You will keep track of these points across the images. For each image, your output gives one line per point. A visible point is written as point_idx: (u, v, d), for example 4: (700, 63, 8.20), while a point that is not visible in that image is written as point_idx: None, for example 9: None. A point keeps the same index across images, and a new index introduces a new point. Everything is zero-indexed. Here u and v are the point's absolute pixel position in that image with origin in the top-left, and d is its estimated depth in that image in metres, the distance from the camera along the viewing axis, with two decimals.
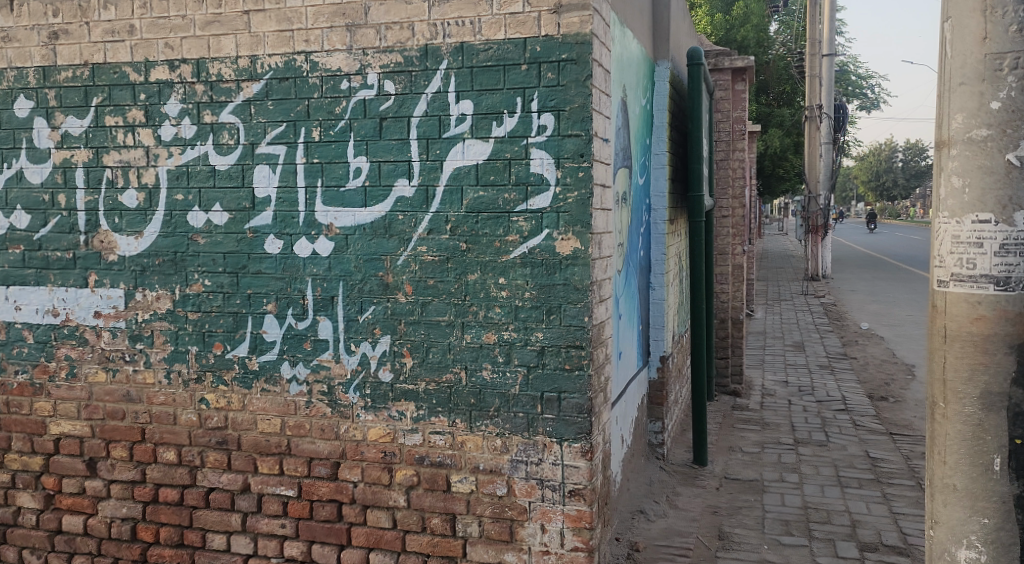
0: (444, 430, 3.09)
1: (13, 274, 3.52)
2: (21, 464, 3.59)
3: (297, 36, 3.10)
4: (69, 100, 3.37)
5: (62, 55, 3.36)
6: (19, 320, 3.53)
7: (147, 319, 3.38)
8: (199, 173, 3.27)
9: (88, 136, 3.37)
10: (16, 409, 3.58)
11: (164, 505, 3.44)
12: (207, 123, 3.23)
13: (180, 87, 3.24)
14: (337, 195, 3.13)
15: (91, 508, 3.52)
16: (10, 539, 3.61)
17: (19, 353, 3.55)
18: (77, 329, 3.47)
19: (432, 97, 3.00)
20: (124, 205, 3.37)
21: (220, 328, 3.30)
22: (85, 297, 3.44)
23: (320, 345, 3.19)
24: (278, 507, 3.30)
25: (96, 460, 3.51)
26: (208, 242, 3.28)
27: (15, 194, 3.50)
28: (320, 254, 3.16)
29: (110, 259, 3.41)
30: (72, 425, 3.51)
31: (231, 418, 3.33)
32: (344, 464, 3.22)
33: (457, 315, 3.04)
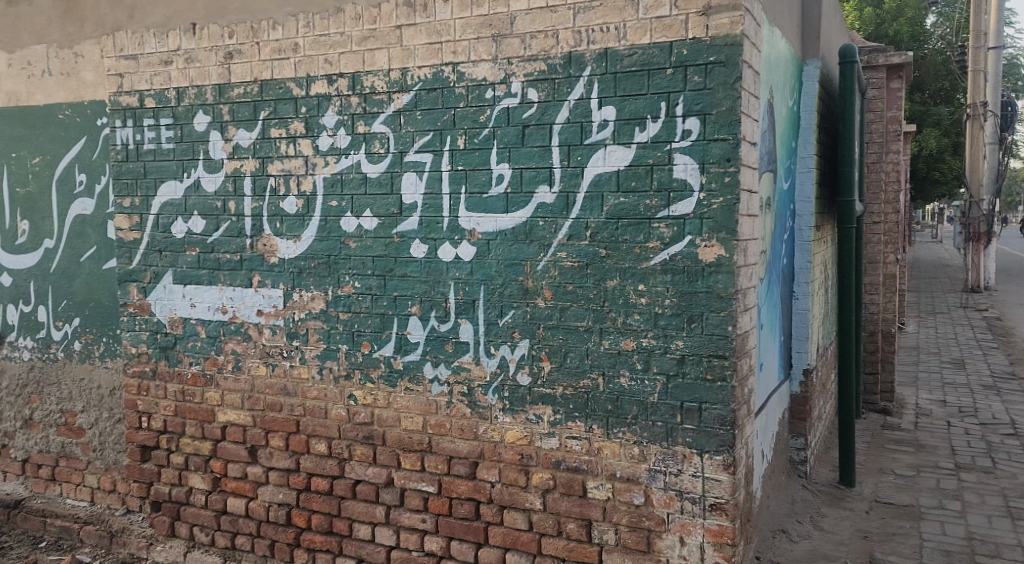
0: (581, 436, 3.10)
1: (189, 275, 3.85)
2: (193, 448, 3.92)
3: (445, 48, 3.21)
4: (240, 115, 3.65)
5: (236, 73, 3.64)
6: (193, 316, 3.86)
7: (302, 317, 3.61)
8: (351, 181, 3.45)
9: (255, 147, 3.64)
10: (190, 397, 3.90)
11: (315, 494, 3.64)
12: (361, 133, 3.41)
13: (337, 100, 3.44)
14: (480, 202, 3.21)
15: (252, 492, 3.79)
16: (183, 516, 3.95)
17: (193, 347, 3.87)
18: (243, 326, 3.74)
19: (575, 104, 3.02)
20: (285, 211, 3.60)
21: (368, 328, 3.47)
22: (250, 296, 3.71)
23: (461, 347, 3.29)
24: (419, 502, 3.42)
25: (257, 448, 3.77)
26: (359, 246, 3.45)
27: (193, 201, 3.82)
28: (463, 259, 3.26)
29: (272, 261, 3.66)
30: (237, 414, 3.79)
31: (377, 415, 3.48)
32: (482, 464, 3.29)
33: (596, 321, 3.04)
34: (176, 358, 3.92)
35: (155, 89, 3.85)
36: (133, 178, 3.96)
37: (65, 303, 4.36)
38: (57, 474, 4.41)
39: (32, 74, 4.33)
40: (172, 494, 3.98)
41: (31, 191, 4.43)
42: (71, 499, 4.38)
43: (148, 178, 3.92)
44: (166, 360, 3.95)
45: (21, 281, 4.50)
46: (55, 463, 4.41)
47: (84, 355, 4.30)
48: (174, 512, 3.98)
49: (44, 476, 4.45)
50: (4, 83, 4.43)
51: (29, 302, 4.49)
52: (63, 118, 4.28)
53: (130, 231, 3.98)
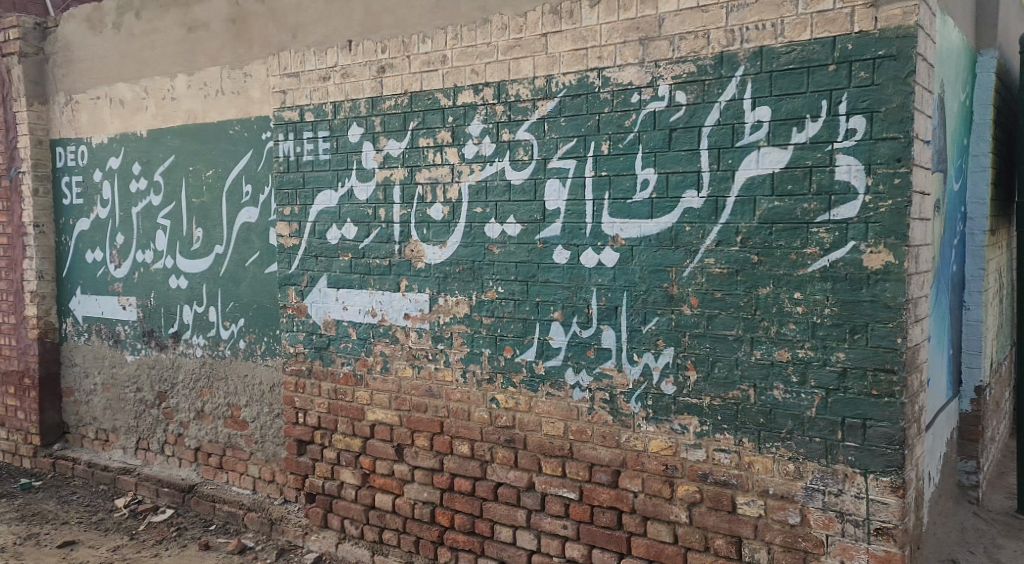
0: (730, 449, 3.00)
1: (342, 279, 4.04)
2: (344, 444, 4.11)
3: (591, 53, 3.20)
4: (391, 126, 3.80)
5: (388, 86, 3.80)
6: (345, 318, 4.05)
7: (447, 321, 3.70)
8: (496, 188, 3.51)
9: (405, 157, 3.78)
10: (342, 396, 4.10)
11: (458, 494, 3.73)
12: (505, 141, 3.46)
13: (483, 109, 3.51)
14: (624, 207, 3.17)
15: (398, 489, 3.93)
16: (335, 509, 4.16)
17: (345, 348, 4.06)
18: (391, 329, 3.89)
19: (726, 105, 2.93)
20: (432, 218, 3.71)
21: (510, 333, 3.51)
22: (397, 300, 3.86)
23: (604, 354, 3.26)
24: (560, 508, 3.42)
25: (403, 446, 3.90)
26: (503, 252, 3.50)
27: (347, 209, 4.02)
28: (606, 265, 3.23)
29: (419, 266, 3.78)
30: (384, 413, 3.94)
31: (519, 419, 3.52)
32: (624, 473, 3.25)
33: (746, 330, 2.93)
34: (330, 358, 4.13)
35: (314, 104, 4.09)
36: (294, 188, 4.21)
37: (232, 304, 4.71)
38: (224, 463, 4.77)
39: (207, 93, 4.70)
40: (325, 487, 4.19)
41: (205, 201, 4.82)
42: (236, 486, 4.72)
43: (307, 188, 4.16)
44: (321, 359, 4.16)
45: (195, 283, 4.89)
46: (223, 452, 4.76)
47: (248, 353, 4.63)
48: (327, 505, 4.20)
49: (213, 463, 4.83)
50: (182, 103, 4.83)
51: (201, 303, 4.87)
52: (234, 133, 4.62)
53: (290, 237, 4.24)
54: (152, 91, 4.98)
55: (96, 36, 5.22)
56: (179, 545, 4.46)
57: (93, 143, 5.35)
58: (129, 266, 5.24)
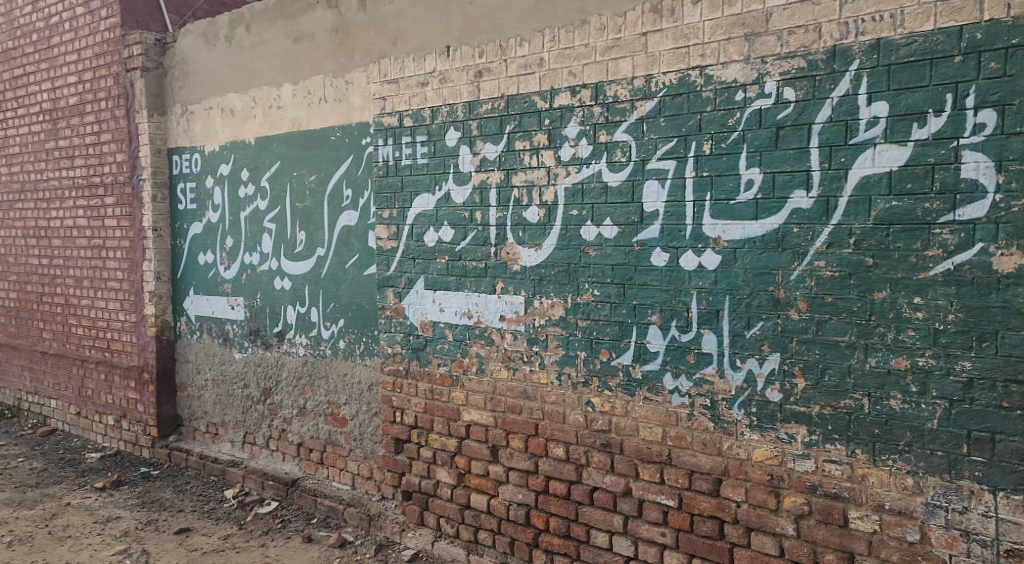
0: (841, 460, 2.88)
1: (439, 281, 4.11)
2: (440, 444, 4.17)
3: (693, 51, 3.14)
4: (488, 129, 3.84)
5: (485, 90, 3.83)
6: (442, 319, 4.11)
7: (543, 323, 3.70)
8: (592, 190, 3.48)
9: (501, 160, 3.80)
10: (438, 396, 4.16)
11: (553, 497, 3.71)
12: (603, 142, 3.43)
13: (580, 111, 3.49)
14: (727, 208, 3.09)
15: (493, 490, 3.95)
16: (432, 507, 4.22)
17: (442, 349, 4.12)
18: (486, 330, 3.92)
19: (839, 101, 2.81)
20: (527, 220, 3.72)
21: (607, 336, 3.47)
22: (493, 302, 3.88)
23: (704, 359, 3.19)
24: (659, 515, 3.36)
25: (498, 447, 3.92)
26: (599, 254, 3.47)
27: (444, 212, 4.07)
28: (707, 268, 3.16)
29: (514, 269, 3.79)
30: (480, 414, 3.98)
31: (615, 423, 3.48)
32: (726, 482, 3.16)
33: (859, 336, 2.81)
34: (427, 358, 4.19)
35: (413, 109, 4.17)
36: (392, 192, 4.30)
37: (333, 305, 4.85)
38: (324, 459, 4.92)
39: (311, 102, 4.87)
40: (422, 486, 4.26)
41: (308, 206, 4.99)
42: (336, 482, 4.86)
43: (405, 191, 4.24)
44: (417, 360, 4.24)
45: (298, 284, 5.07)
46: (324, 448, 4.92)
47: (347, 353, 4.77)
48: (423, 503, 4.27)
49: (314, 459, 4.99)
50: (288, 111, 5.02)
51: (303, 304, 5.04)
52: (335, 139, 4.77)
53: (389, 240, 4.33)
54: (260, 101, 5.20)
55: (210, 49, 5.49)
56: (284, 536, 4.62)
57: (205, 151, 5.62)
58: (237, 267, 5.48)
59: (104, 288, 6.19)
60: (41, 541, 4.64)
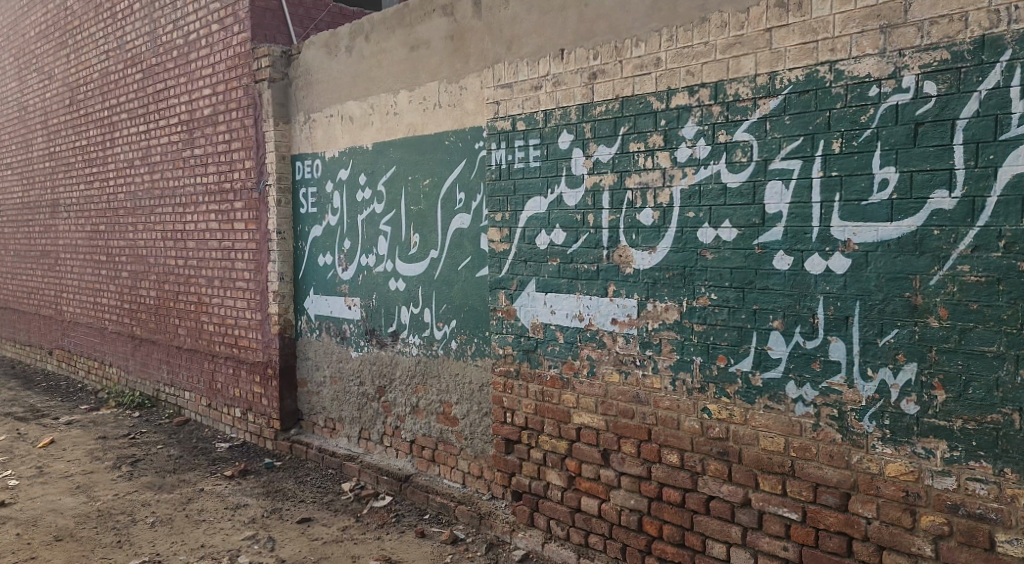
0: (986, 479, 2.71)
1: (551, 283, 4.11)
2: (550, 446, 4.17)
3: (822, 46, 3.02)
4: (601, 131, 3.82)
5: (600, 92, 3.82)
6: (553, 322, 4.11)
7: (656, 327, 3.64)
8: (710, 192, 3.40)
9: (614, 162, 3.77)
10: (548, 398, 4.16)
11: (667, 504, 3.65)
12: (722, 142, 3.34)
13: (698, 110, 3.42)
14: (857, 210, 2.96)
15: (605, 494, 3.92)
16: (542, 508, 4.23)
17: (553, 351, 4.12)
18: (598, 333, 3.89)
19: (987, 94, 2.66)
20: (642, 223, 3.67)
21: (724, 341, 3.39)
22: (605, 305, 3.85)
23: (831, 367, 3.06)
24: (780, 528, 3.25)
25: (609, 452, 3.89)
26: (716, 257, 3.39)
27: (556, 215, 4.07)
28: (835, 272, 3.03)
29: (627, 271, 3.75)
30: (591, 417, 3.96)
31: (733, 431, 3.38)
32: (855, 497, 3.02)
33: (1009, 346, 2.66)
34: (537, 360, 4.21)
35: (526, 113, 4.20)
36: (505, 195, 4.34)
37: (445, 306, 4.95)
38: (436, 456, 5.02)
39: (426, 108, 4.98)
40: (532, 487, 4.28)
41: (422, 209, 5.11)
42: (447, 479, 4.95)
43: (518, 195, 4.27)
44: (528, 361, 4.26)
45: (412, 286, 5.20)
46: (435, 446, 5.01)
47: (459, 353, 4.85)
48: (534, 504, 4.28)
49: (426, 456, 5.10)
50: (405, 117, 5.16)
51: (417, 304, 5.17)
52: (449, 144, 4.86)
53: (501, 243, 4.37)
54: (378, 108, 5.36)
55: (331, 59, 5.71)
56: (398, 530, 4.74)
57: (326, 157, 5.86)
58: (354, 269, 5.68)
59: (232, 287, 6.54)
60: (179, 523, 4.95)
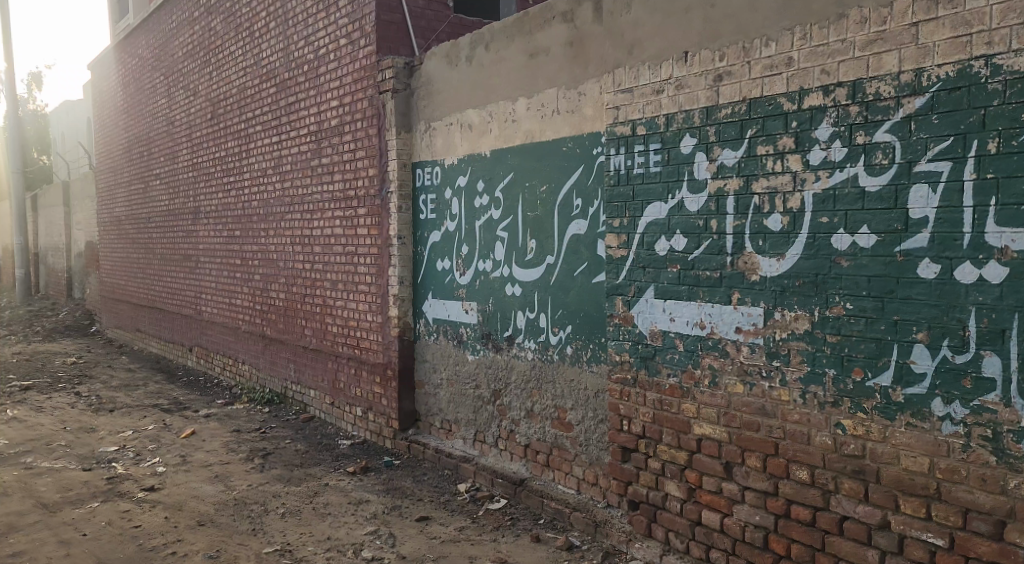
0: None
1: (670, 290, 4.03)
2: (670, 455, 4.09)
3: (976, 40, 2.85)
4: (727, 135, 3.71)
5: (725, 94, 3.71)
6: (673, 329, 4.03)
7: (785, 337, 3.50)
8: (846, 196, 3.25)
9: (740, 166, 3.65)
10: (668, 407, 4.08)
11: (795, 522, 3.50)
12: (860, 144, 3.19)
13: (833, 111, 3.27)
14: (1017, 215, 2.79)
15: (727, 508, 3.80)
16: (660, 519, 4.15)
17: (672, 359, 4.04)
18: (720, 342, 3.78)
19: None
20: (769, 228, 3.54)
21: (861, 354, 3.23)
22: (729, 313, 3.74)
23: (984, 384, 2.88)
24: (923, 554, 3.06)
25: (732, 465, 3.77)
26: (853, 265, 3.24)
27: (676, 221, 4.00)
28: (990, 281, 2.86)
29: (753, 279, 3.63)
30: (713, 428, 3.84)
31: (870, 448, 3.21)
32: (1011, 525, 2.83)
33: None
34: (656, 369, 4.13)
35: (647, 118, 4.14)
36: (623, 200, 4.29)
37: (561, 312, 4.95)
38: (551, 461, 5.01)
39: (544, 114, 4.99)
40: (650, 497, 4.20)
41: (539, 215, 5.13)
42: (562, 485, 4.93)
43: (637, 200, 4.21)
44: (646, 369, 4.19)
45: (528, 291, 5.22)
46: (550, 451, 5.01)
47: (574, 359, 4.83)
48: (651, 514, 4.21)
49: (541, 461, 5.10)
50: (522, 124, 5.19)
51: (533, 310, 5.19)
52: (567, 150, 4.86)
53: (619, 249, 4.32)
54: (496, 116, 5.43)
55: (452, 69, 5.83)
56: (514, 533, 4.76)
57: (446, 164, 5.97)
58: (472, 274, 5.76)
59: (355, 290, 6.78)
60: (307, 515, 5.17)
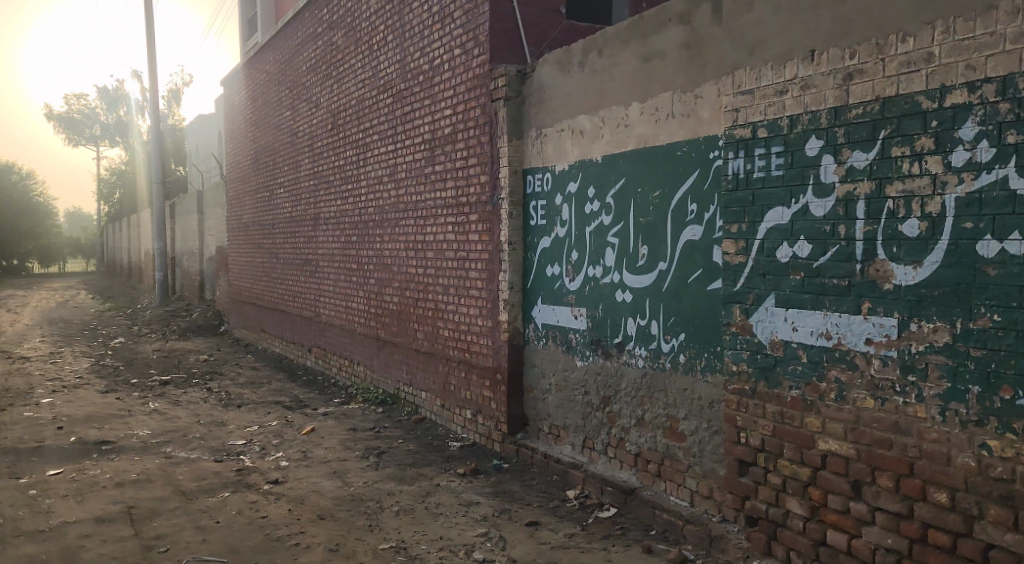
0: None
1: (793, 298, 3.87)
2: (791, 471, 3.92)
3: None
4: (857, 136, 3.54)
5: (856, 93, 3.56)
6: (795, 339, 3.87)
7: (922, 350, 3.32)
8: (994, 200, 3.08)
9: (872, 168, 3.48)
10: (789, 420, 3.92)
11: (933, 548, 3.30)
12: (1010, 143, 3.03)
13: (979, 109, 3.11)
14: None
15: (855, 530, 3.61)
16: (780, 537, 3.99)
17: (794, 371, 3.88)
18: (848, 354, 3.61)
19: None
20: (904, 234, 3.37)
21: (1010, 369, 3.05)
22: (858, 324, 3.56)
23: None
24: None
25: (861, 483, 3.58)
26: (1000, 274, 3.07)
27: (800, 226, 3.84)
28: None
29: (886, 288, 3.45)
30: (839, 444, 3.66)
31: (1020, 473, 3.04)
32: None
33: None
34: (776, 380, 3.98)
35: (769, 120, 4.00)
36: (742, 205, 4.16)
37: (674, 319, 4.85)
38: (662, 472, 4.91)
39: (658, 118, 4.91)
40: (769, 513, 4.05)
41: (652, 220, 5.04)
42: (674, 496, 4.82)
43: (756, 205, 4.07)
44: (766, 381, 4.04)
45: (640, 297, 5.14)
46: (662, 461, 4.91)
47: (688, 367, 4.71)
48: (770, 531, 4.05)
49: (652, 470, 5.00)
50: (636, 128, 5.12)
51: (645, 316, 5.10)
52: (681, 154, 4.75)
53: (737, 255, 4.19)
54: (609, 120, 5.38)
55: (564, 75, 5.81)
56: (624, 543, 4.68)
57: (557, 170, 5.96)
58: (582, 279, 5.73)
59: (466, 294, 6.87)
60: (420, 514, 5.27)
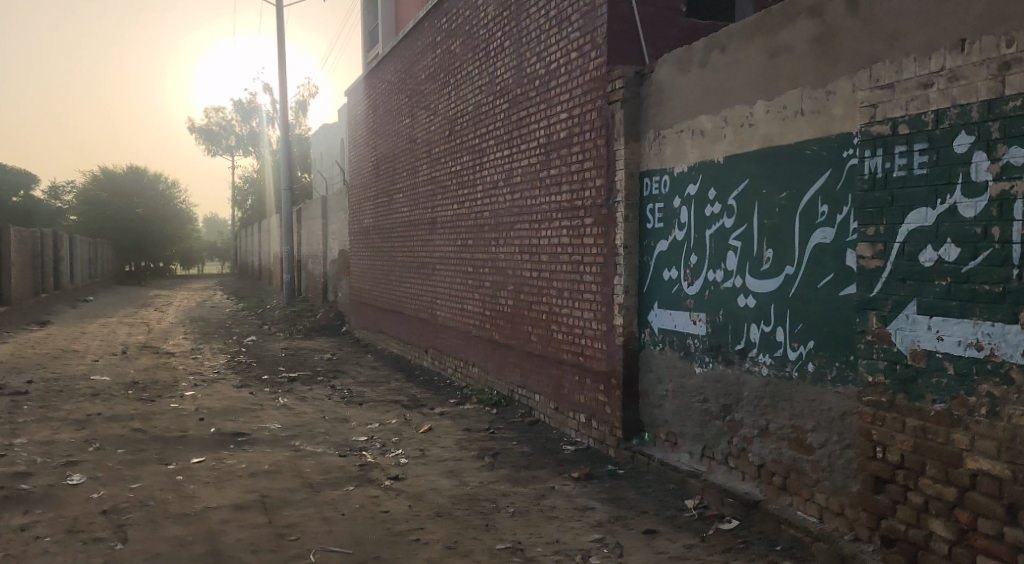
0: None
1: (938, 306, 3.63)
2: (934, 491, 3.66)
3: None
4: (1015, 130, 3.32)
5: (1012, 84, 3.33)
6: (939, 349, 3.62)
7: None
8: None
9: None
10: (932, 436, 3.66)
11: None
12: None
13: None
14: None
15: (1010, 557, 3.34)
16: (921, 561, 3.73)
17: (939, 384, 3.63)
18: (1002, 366, 3.36)
19: None
20: None
21: None
22: (1014, 334, 3.32)
23: None
24: None
25: (1017, 507, 3.32)
26: None
27: (947, 228, 3.60)
28: None
29: None
30: (991, 463, 3.41)
31: None
32: None
33: None
34: (917, 393, 3.73)
35: (911, 115, 3.77)
36: (880, 206, 3.92)
37: (802, 326, 4.64)
38: (788, 485, 4.70)
39: (785, 116, 4.70)
40: (909, 534, 3.80)
41: (777, 222, 4.84)
42: (801, 512, 4.60)
43: (896, 206, 3.84)
44: (905, 393, 3.79)
45: (764, 303, 4.94)
46: (788, 474, 4.70)
47: (816, 377, 4.49)
48: (910, 553, 3.79)
49: (777, 483, 4.80)
50: (761, 127, 4.93)
51: (769, 323, 4.90)
52: (811, 153, 4.54)
53: (873, 259, 3.96)
54: (732, 120, 5.20)
55: (684, 74, 5.67)
56: (747, 557, 4.50)
57: (675, 172, 5.81)
58: (701, 284, 5.57)
59: (581, 298, 6.82)
60: (535, 517, 5.26)
